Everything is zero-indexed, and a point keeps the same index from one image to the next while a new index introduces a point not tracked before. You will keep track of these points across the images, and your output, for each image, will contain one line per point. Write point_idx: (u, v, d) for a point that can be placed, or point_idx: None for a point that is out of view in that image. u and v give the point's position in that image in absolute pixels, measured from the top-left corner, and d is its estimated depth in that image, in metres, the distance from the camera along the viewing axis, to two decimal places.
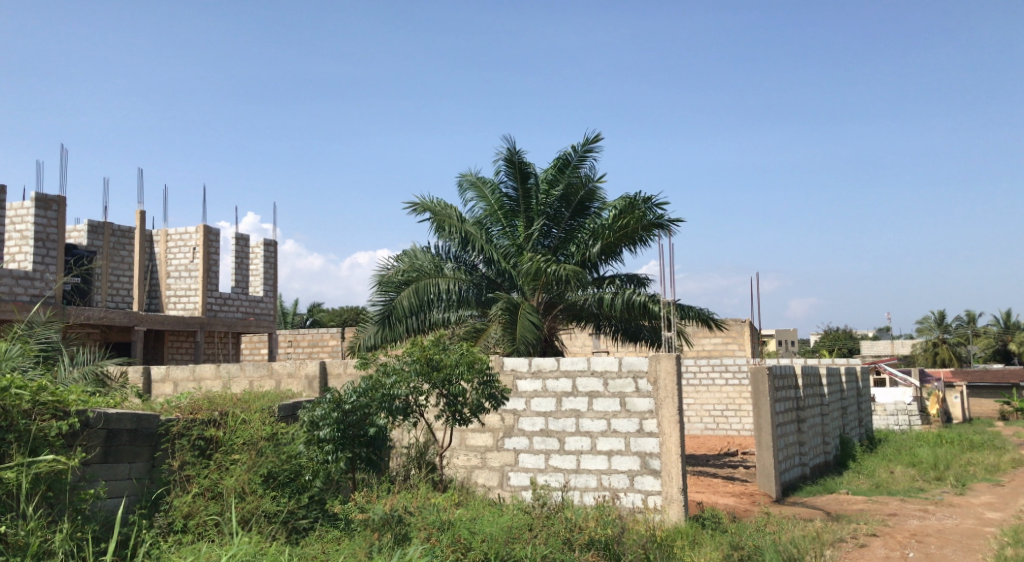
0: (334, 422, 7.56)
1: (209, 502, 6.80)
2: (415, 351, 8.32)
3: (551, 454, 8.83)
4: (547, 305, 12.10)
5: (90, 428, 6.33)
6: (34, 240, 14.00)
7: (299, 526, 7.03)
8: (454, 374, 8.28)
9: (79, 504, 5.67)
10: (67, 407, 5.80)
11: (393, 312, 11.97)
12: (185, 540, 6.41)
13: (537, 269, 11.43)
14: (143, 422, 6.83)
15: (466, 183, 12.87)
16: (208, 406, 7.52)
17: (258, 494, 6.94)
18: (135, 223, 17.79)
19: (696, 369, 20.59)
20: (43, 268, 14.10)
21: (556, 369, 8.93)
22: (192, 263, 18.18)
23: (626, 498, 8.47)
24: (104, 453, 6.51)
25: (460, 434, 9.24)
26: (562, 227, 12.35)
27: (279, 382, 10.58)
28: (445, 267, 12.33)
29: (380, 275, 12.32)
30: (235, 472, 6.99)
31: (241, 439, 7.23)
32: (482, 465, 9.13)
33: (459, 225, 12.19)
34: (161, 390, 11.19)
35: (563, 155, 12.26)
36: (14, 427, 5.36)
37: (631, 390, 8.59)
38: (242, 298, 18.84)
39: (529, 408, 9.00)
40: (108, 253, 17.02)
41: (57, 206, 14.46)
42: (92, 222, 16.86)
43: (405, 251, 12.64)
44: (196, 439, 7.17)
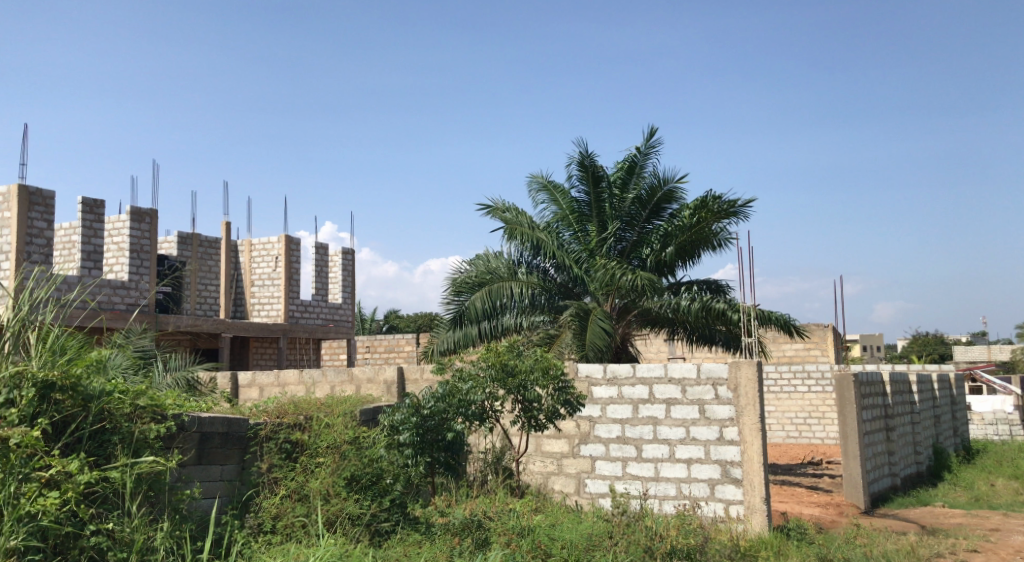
0: (413, 426, 7.79)
1: (295, 504, 7.00)
2: (490, 357, 8.36)
3: (628, 462, 8.81)
4: (622, 310, 12.00)
5: (185, 431, 6.61)
6: (129, 252, 14.62)
7: (381, 528, 7.19)
8: (528, 380, 8.34)
9: (177, 503, 5.93)
10: (164, 411, 6.08)
11: (466, 314, 12.11)
12: (275, 541, 6.62)
13: (611, 276, 11.40)
14: (233, 425, 7.08)
15: (537, 186, 12.94)
16: (294, 410, 7.78)
17: (343, 497, 7.11)
18: (221, 233, 18.45)
19: (777, 376, 20.21)
20: (137, 277, 14.73)
21: (631, 376, 8.91)
22: (274, 271, 18.74)
23: (706, 507, 8.36)
24: (198, 456, 6.78)
25: (536, 440, 9.31)
26: (635, 230, 12.29)
27: (359, 387, 10.79)
28: (518, 272, 12.39)
29: (453, 278, 12.43)
30: (319, 475, 7.19)
31: (325, 443, 7.42)
32: (559, 471, 9.16)
33: (530, 232, 12.28)
34: (248, 394, 11.56)
35: (632, 156, 12.24)
36: (118, 429, 5.63)
37: (710, 398, 8.49)
38: (322, 305, 19.35)
39: (605, 415, 8.99)
40: (196, 263, 17.67)
41: (150, 219, 15.10)
42: (181, 233, 17.55)
43: (477, 255, 12.68)
44: (282, 442, 7.42)
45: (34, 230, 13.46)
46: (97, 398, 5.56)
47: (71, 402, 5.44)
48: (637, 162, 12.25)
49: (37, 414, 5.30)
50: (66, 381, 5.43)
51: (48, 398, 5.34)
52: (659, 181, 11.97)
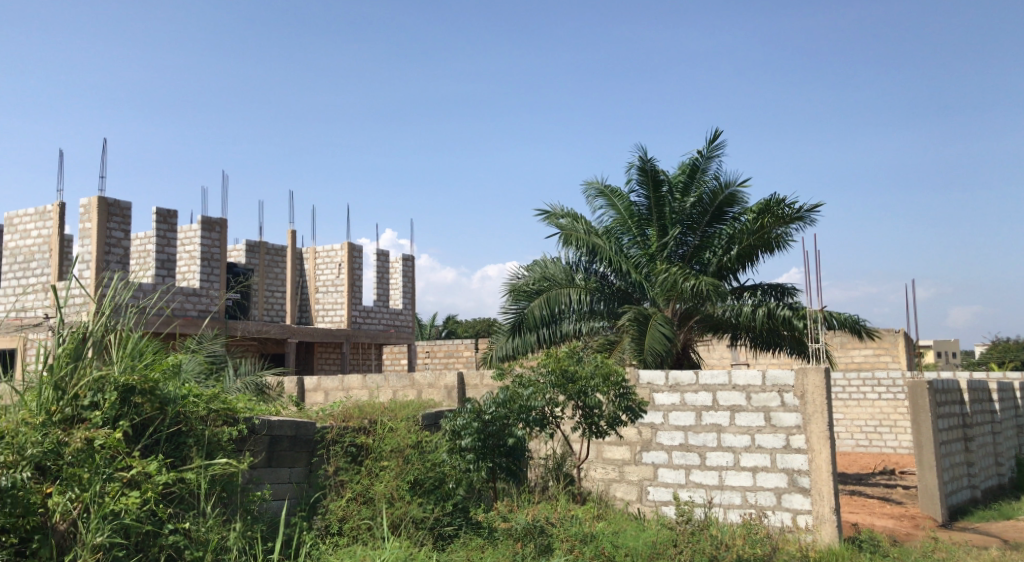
0: (475, 431, 7.78)
1: (361, 507, 7.12)
2: (550, 363, 8.35)
3: (691, 469, 8.72)
4: (683, 316, 11.84)
5: (255, 434, 6.79)
6: (201, 260, 15.10)
7: (444, 532, 7.29)
8: (590, 386, 8.31)
9: (249, 505, 6.09)
10: (236, 415, 6.25)
11: (524, 321, 12.12)
12: (342, 543, 6.74)
13: (673, 281, 11.29)
14: (302, 428, 7.22)
15: (595, 192, 12.89)
16: (359, 414, 7.91)
17: (406, 501, 7.22)
18: (287, 241, 18.86)
19: (845, 382, 19.76)
20: (208, 285, 15.17)
21: (695, 382, 8.82)
22: (337, 278, 19.10)
23: (773, 516, 8.20)
24: (268, 458, 6.94)
25: (597, 447, 9.27)
26: (697, 234, 12.15)
27: (421, 392, 10.90)
28: (575, 277, 12.35)
29: (511, 284, 12.42)
30: (384, 479, 7.31)
31: (389, 446, 7.54)
32: (620, 478, 9.11)
33: (586, 238, 12.20)
34: (314, 398, 11.77)
35: (694, 159, 12.12)
36: (193, 432, 5.81)
37: (776, 405, 8.34)
38: (384, 311, 19.65)
39: (667, 422, 8.92)
40: (263, 270, 18.09)
41: (220, 228, 15.54)
42: (249, 241, 17.99)
43: (535, 261, 12.69)
44: (348, 445, 7.54)
45: (112, 240, 13.97)
46: (173, 401, 5.76)
47: (150, 406, 5.63)
48: (699, 165, 12.11)
49: (119, 416, 5.49)
50: (145, 384, 5.61)
51: (128, 402, 5.53)
52: (721, 184, 11.82)
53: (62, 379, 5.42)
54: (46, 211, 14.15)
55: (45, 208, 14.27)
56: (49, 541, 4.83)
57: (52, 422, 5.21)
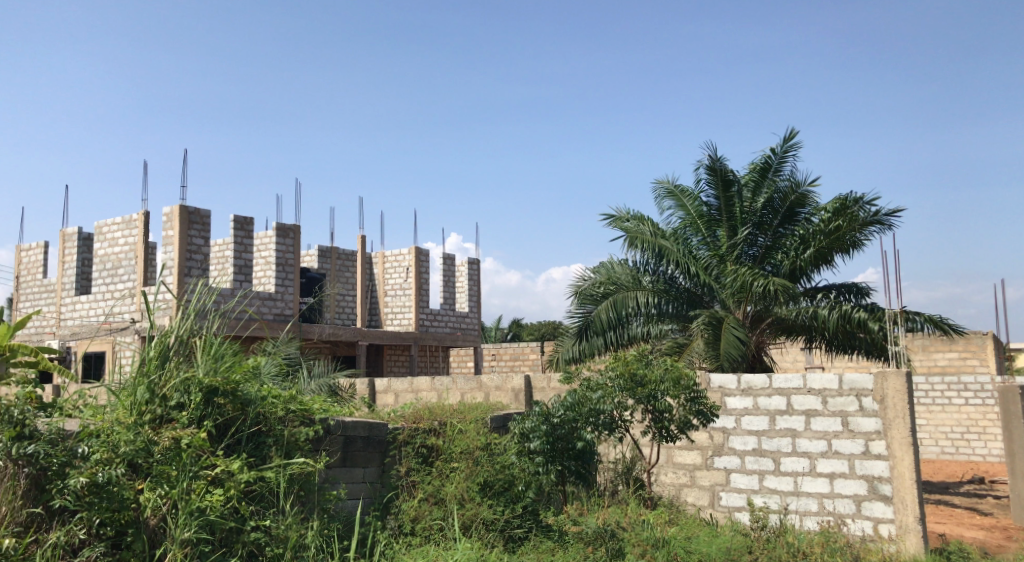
0: (543, 434, 7.78)
1: (433, 507, 7.18)
2: (619, 366, 8.28)
3: (765, 475, 8.55)
4: (755, 318, 11.60)
5: (331, 434, 6.91)
6: (276, 265, 15.49)
7: (514, 534, 7.29)
8: (659, 390, 8.19)
9: (325, 504, 6.22)
10: (312, 415, 6.37)
11: (591, 325, 12.04)
12: (415, 543, 6.79)
13: (744, 280, 11.06)
14: (375, 429, 7.33)
15: (664, 192, 12.76)
16: (429, 416, 7.96)
17: (477, 502, 7.23)
18: (357, 246, 19.22)
19: (928, 387, 19.15)
20: (283, 289, 15.55)
21: (768, 386, 8.66)
22: (405, 282, 19.36)
23: (853, 525, 7.96)
24: (343, 458, 7.05)
25: (668, 451, 9.17)
26: (768, 234, 11.90)
27: (488, 394, 10.94)
28: (642, 280, 12.22)
29: (576, 288, 12.37)
30: (454, 479, 7.34)
31: (460, 448, 7.56)
32: (692, 483, 8.99)
33: (652, 239, 11.95)
34: (384, 399, 11.93)
35: (766, 158, 11.92)
36: (272, 432, 5.95)
37: (854, 409, 8.11)
38: (450, 314, 19.83)
39: (740, 426, 8.77)
40: (334, 275, 18.48)
41: (293, 234, 15.99)
42: (321, 247, 18.39)
43: (601, 264, 12.62)
44: (419, 446, 7.63)
45: (193, 247, 14.43)
46: (252, 402, 5.89)
47: (231, 406, 5.78)
48: (772, 164, 11.89)
49: (204, 416, 5.66)
50: (228, 385, 5.77)
51: (212, 402, 5.69)
52: (794, 183, 11.59)
53: (152, 380, 5.61)
54: (131, 220, 14.71)
55: (130, 217, 14.83)
56: (141, 535, 4.98)
57: (142, 422, 5.39)
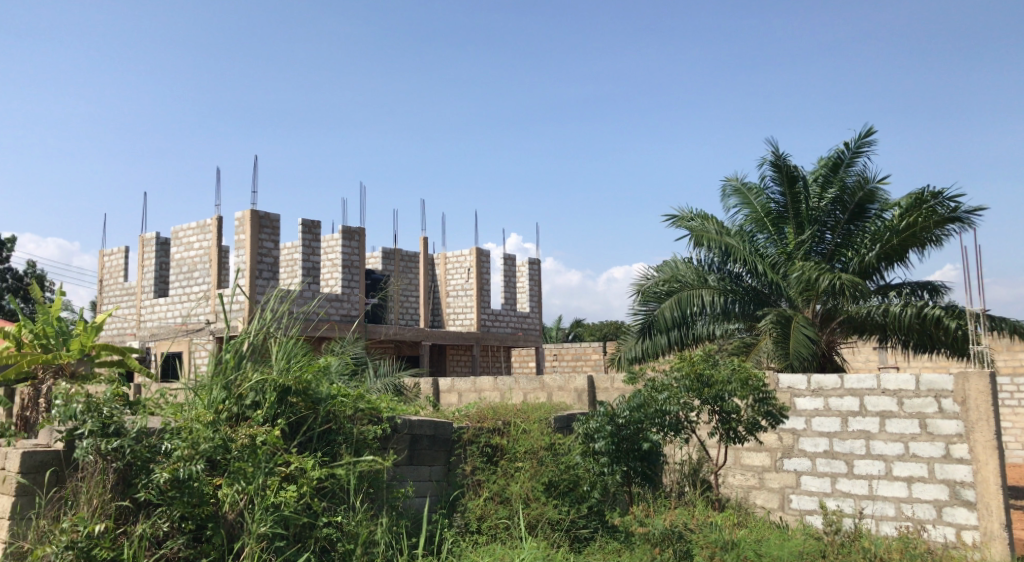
0: (608, 435, 7.73)
1: (498, 506, 7.18)
2: (684, 367, 8.14)
3: (838, 478, 8.33)
4: (824, 316, 11.33)
5: (398, 433, 7.01)
6: (342, 268, 15.80)
7: (580, 535, 7.26)
8: (727, 390, 7.99)
9: (394, 501, 6.29)
10: (380, 414, 6.41)
11: (655, 323, 11.91)
12: (482, 541, 6.80)
13: (812, 276, 10.81)
14: (441, 428, 7.37)
15: (730, 190, 12.54)
16: (493, 415, 7.94)
17: (542, 502, 7.21)
18: (419, 248, 19.39)
19: (1013, 388, 18.45)
20: (349, 291, 15.87)
21: (839, 387, 8.44)
22: (466, 282, 19.49)
23: (934, 530, 7.69)
24: (410, 456, 7.14)
25: (736, 453, 9.00)
26: (838, 232, 11.60)
27: (551, 394, 10.90)
28: (708, 278, 11.96)
29: (639, 286, 12.22)
30: (519, 479, 7.31)
31: (523, 448, 7.52)
32: (760, 486, 8.81)
33: (718, 238, 11.83)
34: (448, 399, 12.00)
35: (836, 153, 11.61)
36: (342, 430, 6.04)
37: (932, 411, 7.84)
38: (511, 314, 19.89)
39: (810, 427, 8.57)
40: (398, 277, 18.63)
41: (358, 237, 16.22)
42: (386, 249, 18.59)
43: (665, 262, 12.42)
44: (483, 446, 7.62)
45: (264, 251, 14.75)
46: (324, 401, 5.98)
47: (303, 405, 5.89)
48: (843, 159, 11.61)
49: (277, 415, 5.78)
50: (300, 385, 5.89)
51: (285, 401, 5.81)
52: (863, 179, 11.29)
53: (230, 380, 5.77)
54: (205, 225, 15.12)
55: (205, 222, 15.24)
56: (220, 530, 5.10)
57: (220, 420, 5.53)
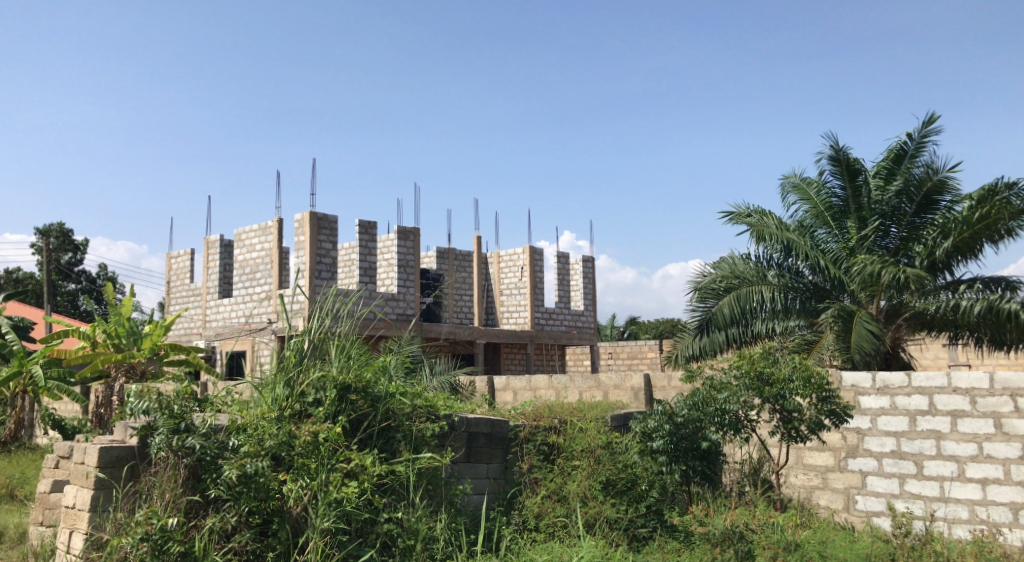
0: (666, 434, 7.58)
1: (555, 505, 7.16)
2: (743, 364, 7.97)
3: (907, 479, 8.11)
4: (890, 313, 11.05)
5: (455, 430, 7.06)
6: (398, 267, 15.97)
7: (638, 534, 7.21)
8: (788, 389, 7.82)
9: (452, 497, 6.35)
10: (437, 412, 6.45)
11: (713, 320, 11.74)
12: (540, 539, 6.80)
13: (875, 271, 10.57)
14: (497, 426, 7.44)
15: (789, 186, 12.30)
16: (549, 414, 7.93)
17: (600, 500, 7.17)
18: (473, 247, 19.49)
19: None
20: (404, 290, 16.02)
21: (907, 385, 8.21)
22: (520, 281, 19.53)
23: (1010, 534, 7.43)
24: (467, 453, 7.20)
25: (798, 452, 8.82)
26: (904, 225, 11.30)
27: (607, 392, 10.84)
28: (768, 275, 11.76)
29: (696, 283, 12.04)
30: (576, 478, 7.29)
31: (580, 447, 7.48)
32: (824, 486, 8.62)
33: (779, 233, 11.59)
34: (503, 398, 12.01)
35: (901, 144, 11.32)
36: (401, 428, 6.10)
37: (1008, 410, 7.58)
38: (565, 312, 19.87)
39: (876, 427, 8.35)
40: (452, 276, 18.81)
41: (413, 237, 16.38)
42: (439, 249, 18.78)
43: (722, 258, 12.21)
44: (540, 444, 7.60)
45: (323, 251, 14.98)
46: (383, 399, 6.03)
47: (364, 403, 5.95)
48: (908, 150, 11.30)
49: (338, 412, 5.85)
50: (359, 383, 5.95)
51: (346, 399, 5.88)
52: (931, 170, 10.93)
53: (292, 378, 5.87)
54: (266, 227, 15.40)
55: (266, 224, 15.52)
56: (285, 524, 5.19)
57: (284, 416, 5.65)
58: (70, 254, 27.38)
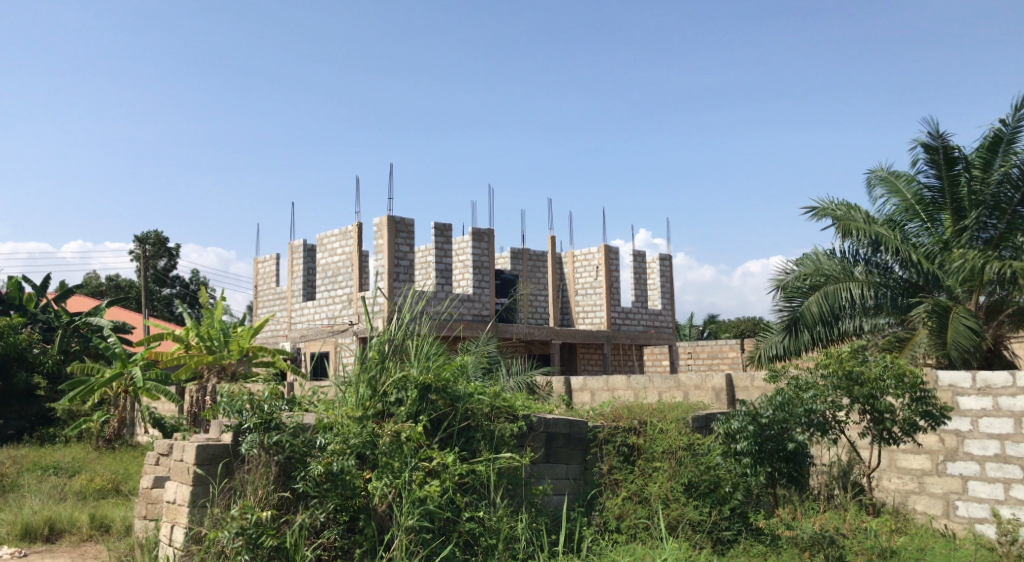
0: (751, 435, 7.28)
1: (637, 506, 7.09)
2: (832, 364, 7.73)
3: (1012, 484, 7.72)
4: (991, 309, 10.53)
5: (534, 431, 7.05)
6: (473, 268, 16.09)
7: (723, 537, 7.09)
8: (880, 389, 7.54)
9: (532, 497, 6.35)
10: (516, 411, 6.43)
11: (801, 319, 11.36)
12: (621, 540, 6.74)
13: (976, 266, 10.10)
14: (575, 427, 7.35)
15: (876, 179, 11.89)
16: (628, 414, 7.73)
17: (681, 503, 7.07)
18: (548, 247, 19.48)
19: None
20: (480, 291, 16.13)
21: (1010, 385, 7.82)
22: (596, 280, 19.40)
23: None
24: (546, 454, 7.18)
25: (890, 454, 8.55)
26: (1005, 216, 10.75)
27: (687, 393, 10.67)
28: (854, 271, 11.42)
29: (780, 280, 11.74)
30: (658, 479, 7.19)
31: (661, 448, 7.36)
32: (920, 491, 8.30)
33: (867, 227, 11.19)
34: (581, 398, 11.94)
35: (996, 131, 10.78)
36: (481, 428, 6.14)
37: None
38: (642, 312, 19.76)
39: (977, 429, 7.99)
40: (527, 277, 18.84)
41: (488, 237, 16.44)
42: (514, 249, 18.83)
43: (805, 255, 11.88)
44: (620, 445, 7.52)
45: (401, 254, 15.21)
46: (461, 399, 6.07)
47: (443, 403, 6.00)
48: (1004, 136, 10.76)
49: (419, 412, 5.92)
50: (439, 382, 5.99)
51: (426, 398, 5.93)
52: None
53: (374, 378, 5.96)
54: (347, 231, 15.72)
55: (346, 228, 15.85)
56: (371, 521, 5.28)
57: (367, 416, 5.73)
58: (165, 260, 28.53)
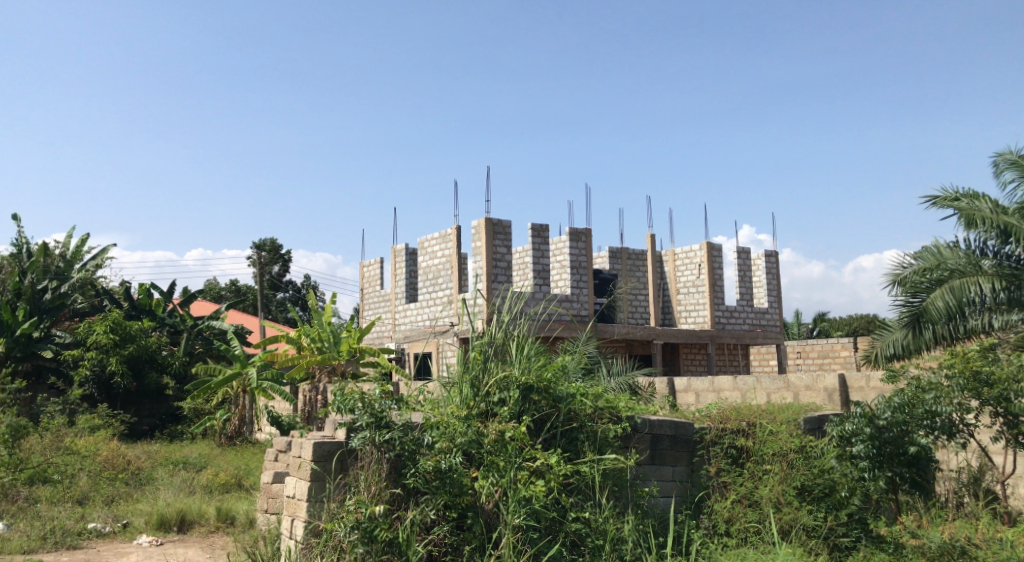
0: (868, 438, 7.02)
1: (748, 509, 6.82)
2: (957, 364, 7.29)
3: None
4: None
5: (638, 432, 6.96)
6: (570, 269, 16.03)
7: (840, 543, 6.77)
8: (1013, 390, 7.06)
9: (639, 499, 6.25)
10: (620, 413, 6.31)
11: (924, 316, 10.77)
12: (732, 544, 6.52)
13: None
14: (681, 428, 7.21)
15: (1005, 164, 11.17)
16: (736, 415, 7.40)
17: (795, 507, 6.76)
18: (649, 246, 19.22)
19: None
20: (578, 292, 16.08)
21: None
22: (699, 279, 19.02)
23: None
24: (651, 456, 7.06)
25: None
26: None
27: (797, 394, 10.28)
28: (981, 264, 10.75)
29: (897, 275, 11.20)
30: (768, 482, 6.85)
31: (772, 450, 6.99)
32: None
33: (996, 217, 10.55)
34: (685, 399, 11.64)
35: None
36: (585, 428, 6.07)
37: None
38: (748, 310, 19.17)
39: None
40: (627, 276, 18.66)
41: (585, 237, 16.29)
42: (612, 248, 18.66)
43: (925, 248, 11.29)
44: (728, 447, 7.22)
45: (499, 256, 15.28)
46: (565, 399, 6.03)
47: (546, 403, 5.96)
48: None
49: (522, 411, 5.90)
50: (541, 382, 5.95)
51: (529, 398, 5.92)
52: None
53: (477, 378, 5.99)
54: (446, 234, 15.90)
55: (446, 232, 16.01)
56: (479, 519, 5.27)
57: (471, 415, 5.75)
58: (279, 265, 29.60)
